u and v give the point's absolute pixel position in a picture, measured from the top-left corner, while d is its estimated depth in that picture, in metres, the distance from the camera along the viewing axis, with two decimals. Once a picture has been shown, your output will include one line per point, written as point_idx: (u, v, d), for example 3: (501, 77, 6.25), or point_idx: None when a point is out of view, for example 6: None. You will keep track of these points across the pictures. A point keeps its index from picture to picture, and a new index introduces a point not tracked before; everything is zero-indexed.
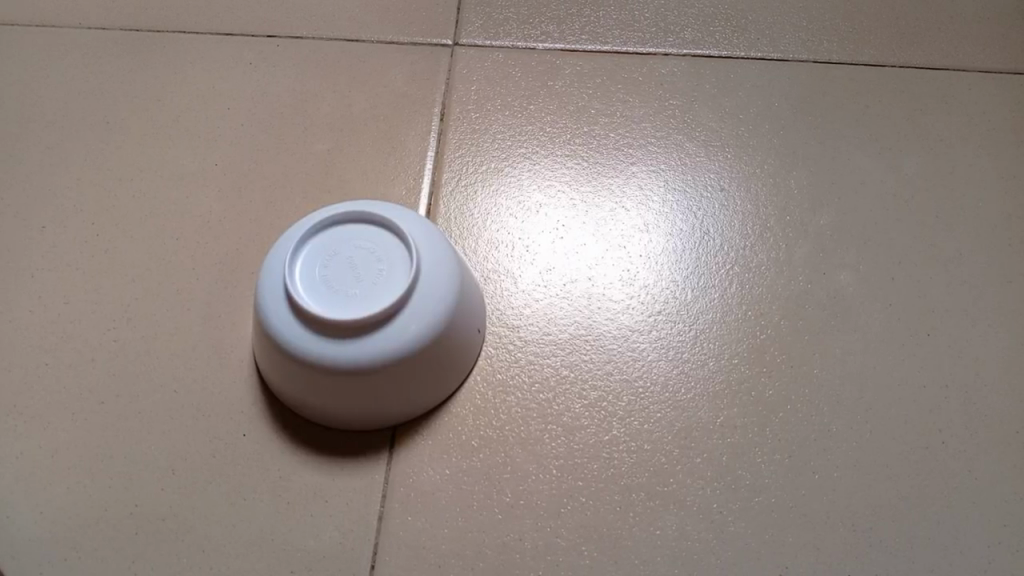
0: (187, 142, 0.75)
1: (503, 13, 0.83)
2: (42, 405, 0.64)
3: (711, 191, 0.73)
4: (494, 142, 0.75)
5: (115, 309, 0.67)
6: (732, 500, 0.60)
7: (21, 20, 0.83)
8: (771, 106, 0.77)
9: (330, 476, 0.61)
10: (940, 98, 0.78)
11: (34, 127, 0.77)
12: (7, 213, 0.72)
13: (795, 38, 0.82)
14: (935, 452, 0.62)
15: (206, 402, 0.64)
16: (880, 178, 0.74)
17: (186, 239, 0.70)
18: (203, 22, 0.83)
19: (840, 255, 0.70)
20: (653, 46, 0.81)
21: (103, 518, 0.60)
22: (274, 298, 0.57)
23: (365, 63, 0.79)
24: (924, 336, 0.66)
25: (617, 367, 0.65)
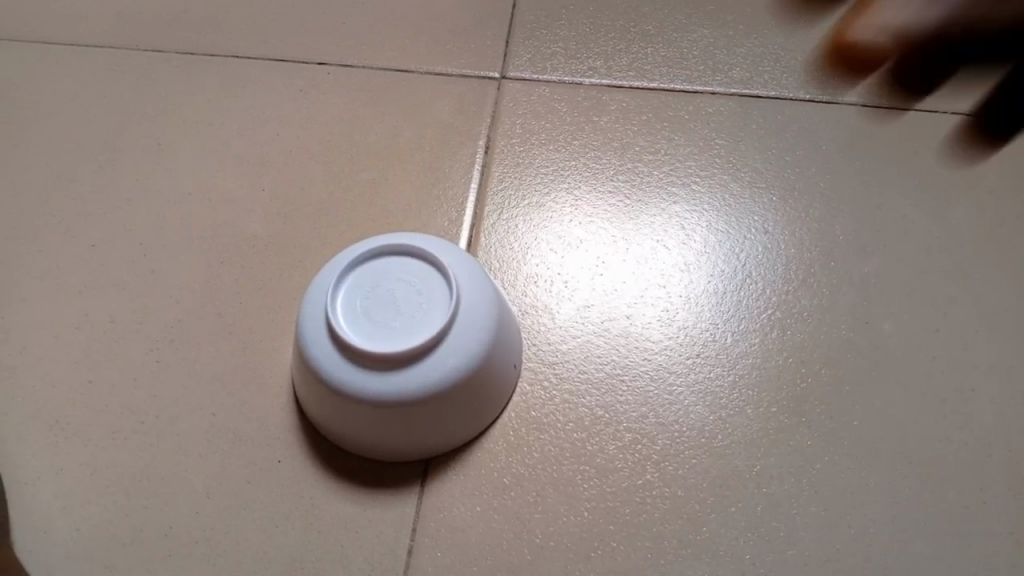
0: (236, 165, 0.77)
1: (551, 47, 0.83)
2: (84, 421, 0.65)
3: (755, 233, 0.72)
4: (537, 176, 0.75)
5: (159, 329, 0.69)
6: (766, 552, 0.59)
7: (81, 39, 0.85)
8: (819, 149, 0.77)
9: (362, 507, 0.61)
10: (993, 145, 0.77)
11: (89, 145, 0.79)
12: (59, 229, 0.74)
13: (846, 80, 0.81)
14: (977, 512, 0.60)
15: (244, 426, 0.64)
16: (928, 226, 0.73)
17: (231, 263, 0.71)
18: (257, 48, 0.84)
19: (884, 304, 0.69)
20: (700, 85, 0.81)
21: (138, 537, 0.61)
22: (314, 327, 0.58)
23: (412, 93, 0.80)
24: (969, 391, 0.65)
25: (653, 409, 0.64)
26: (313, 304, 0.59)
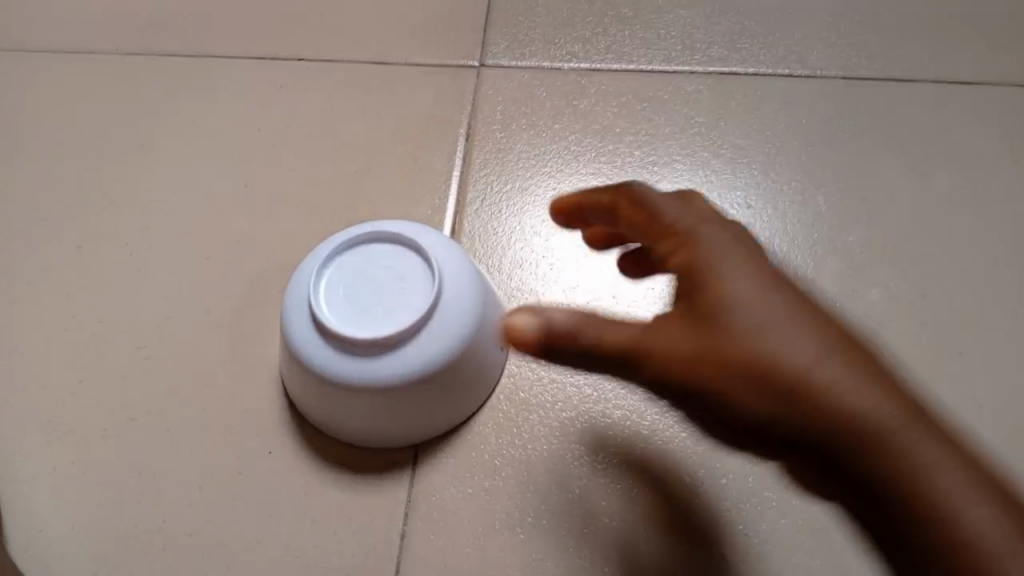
0: (218, 163, 0.77)
1: (529, 33, 0.83)
2: (74, 421, 0.65)
3: (738, 209, 0.72)
4: (519, 161, 0.76)
5: (147, 327, 0.69)
6: (759, 522, 0.59)
7: (61, 46, 0.86)
8: (799, 122, 0.77)
9: (354, 494, 0.61)
10: (972, 112, 0.77)
11: (72, 149, 0.79)
12: (45, 233, 0.74)
13: (824, 53, 0.81)
14: None
15: (234, 419, 0.65)
16: (910, 194, 0.73)
17: (217, 259, 0.72)
18: (236, 46, 0.84)
19: (869, 272, 0.69)
20: (679, 64, 0.81)
21: (132, 533, 0.61)
22: (298, 316, 0.58)
23: (392, 85, 0.81)
24: (956, 355, 0.65)
25: None
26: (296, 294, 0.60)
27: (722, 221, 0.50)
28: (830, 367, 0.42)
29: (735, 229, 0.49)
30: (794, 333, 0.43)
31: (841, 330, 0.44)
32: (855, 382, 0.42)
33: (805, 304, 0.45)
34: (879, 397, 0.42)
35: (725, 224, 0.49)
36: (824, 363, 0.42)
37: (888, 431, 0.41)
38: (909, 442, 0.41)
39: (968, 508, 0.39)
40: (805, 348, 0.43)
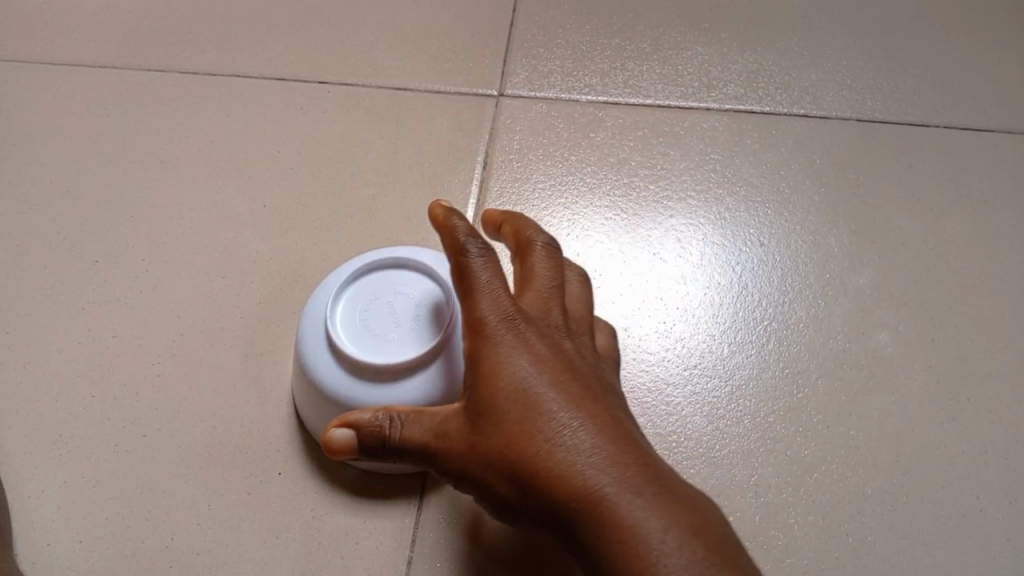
0: (237, 183, 0.78)
1: (548, 65, 0.85)
2: (85, 435, 0.65)
3: (750, 246, 0.73)
4: (534, 191, 0.76)
5: (161, 344, 0.69)
6: (764, 561, 0.59)
7: (86, 61, 0.87)
8: (813, 163, 0.78)
9: (363, 518, 0.62)
10: (984, 159, 0.78)
11: (93, 164, 0.80)
12: (64, 247, 0.75)
13: (839, 95, 0.82)
14: (974, 520, 0.61)
15: (245, 438, 0.65)
16: (921, 239, 0.74)
17: (233, 278, 0.72)
18: (259, 67, 0.86)
19: (879, 314, 0.70)
20: (696, 101, 0.82)
21: (139, 550, 0.61)
22: (315, 338, 0.59)
23: (411, 111, 0.82)
24: (963, 401, 0.66)
25: (650, 420, 0.65)
26: (315, 315, 0.60)
27: (535, 304, 0.50)
28: (573, 447, 0.43)
29: (536, 313, 0.49)
30: (544, 423, 0.44)
31: (598, 418, 0.45)
32: (584, 467, 0.43)
33: (554, 391, 0.45)
34: (596, 474, 0.42)
35: (506, 305, 0.48)
36: (530, 451, 0.44)
37: (627, 520, 0.41)
38: (628, 518, 0.41)
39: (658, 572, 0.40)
40: (581, 439, 0.44)
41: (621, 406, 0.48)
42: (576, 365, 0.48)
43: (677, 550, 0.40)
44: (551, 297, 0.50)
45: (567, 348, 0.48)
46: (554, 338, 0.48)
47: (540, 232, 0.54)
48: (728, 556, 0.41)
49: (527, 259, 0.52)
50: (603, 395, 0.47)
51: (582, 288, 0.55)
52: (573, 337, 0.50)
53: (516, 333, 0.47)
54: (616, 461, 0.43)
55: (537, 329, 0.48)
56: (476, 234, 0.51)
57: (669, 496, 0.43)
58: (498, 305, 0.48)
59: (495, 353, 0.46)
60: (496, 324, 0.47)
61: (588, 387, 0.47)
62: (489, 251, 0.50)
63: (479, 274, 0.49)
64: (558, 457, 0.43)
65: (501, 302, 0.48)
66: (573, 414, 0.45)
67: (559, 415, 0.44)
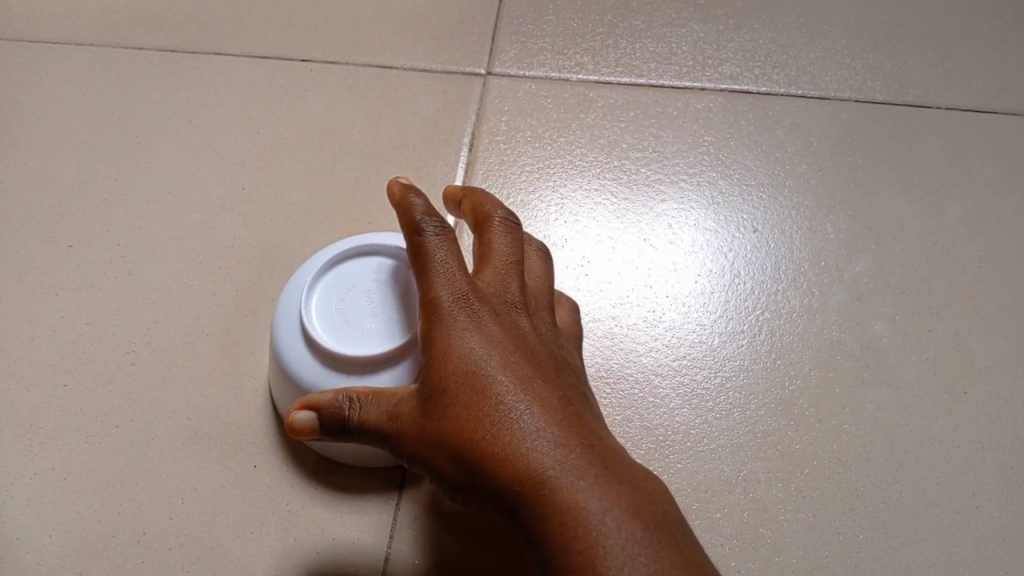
0: (216, 165, 0.75)
1: (537, 43, 0.82)
2: (56, 425, 0.63)
3: (744, 232, 0.71)
4: (522, 173, 0.74)
5: (135, 332, 0.67)
6: (752, 559, 0.57)
7: (61, 38, 0.84)
8: (810, 146, 0.75)
9: (339, 513, 0.60)
10: (987, 142, 0.75)
11: (67, 144, 0.77)
12: (36, 230, 0.72)
13: (838, 75, 0.79)
14: (969, 519, 0.59)
15: (221, 430, 0.63)
16: (921, 225, 0.71)
17: (210, 263, 0.70)
18: (239, 44, 0.83)
19: (875, 304, 0.68)
20: (690, 81, 0.79)
21: (110, 545, 0.59)
22: (287, 324, 0.57)
23: (395, 91, 0.79)
24: (961, 394, 0.64)
25: (638, 413, 0.62)
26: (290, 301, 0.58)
27: (492, 282, 0.48)
28: (519, 429, 0.42)
29: (493, 292, 0.48)
30: (492, 403, 0.43)
31: (549, 399, 0.44)
32: (529, 449, 0.42)
33: (504, 371, 0.44)
34: (541, 454, 0.41)
35: (461, 285, 0.47)
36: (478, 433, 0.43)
37: (568, 502, 0.40)
38: (569, 500, 0.40)
39: (598, 556, 0.38)
40: (529, 420, 0.43)
41: (576, 388, 0.47)
42: (530, 345, 0.47)
43: (618, 535, 0.39)
44: (510, 274, 0.49)
45: (523, 327, 0.47)
46: (510, 317, 0.47)
47: (501, 209, 0.53)
48: (671, 541, 0.40)
49: (486, 237, 0.51)
50: (558, 376, 0.46)
51: (542, 263, 0.53)
52: (531, 316, 0.49)
53: (470, 312, 0.46)
54: (563, 442, 0.42)
55: (491, 309, 0.47)
56: (434, 213, 0.50)
57: (615, 478, 0.41)
58: (452, 285, 0.47)
59: (448, 333, 0.46)
60: (450, 304, 0.46)
61: (542, 368, 0.46)
62: (447, 230, 0.49)
63: (435, 253, 0.48)
64: (503, 439, 0.42)
65: (456, 282, 0.47)
66: (523, 395, 0.43)
67: (507, 396, 0.43)
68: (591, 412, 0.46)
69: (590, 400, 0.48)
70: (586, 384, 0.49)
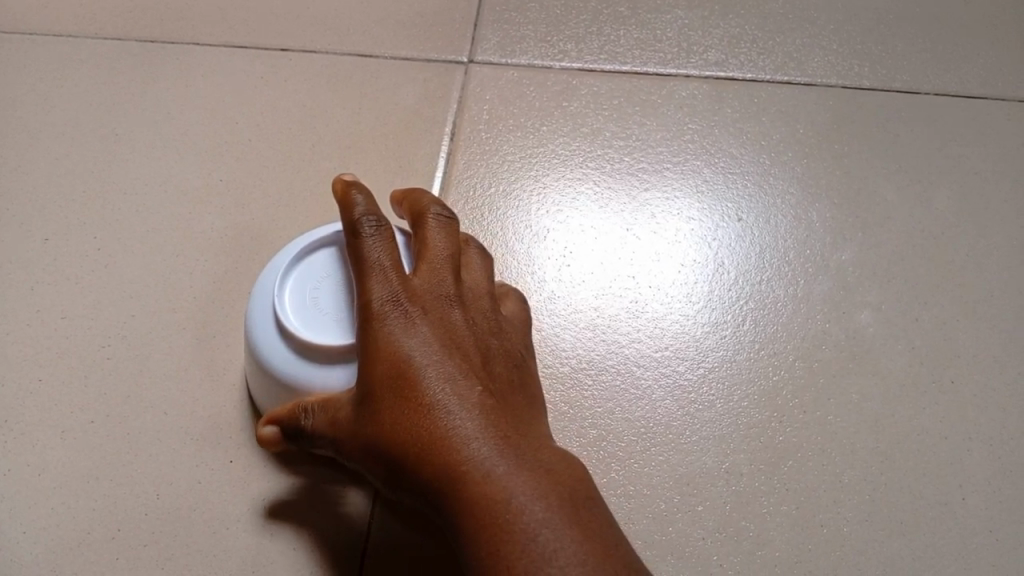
0: (194, 157, 0.74)
1: (521, 30, 0.80)
2: (30, 421, 0.62)
3: (728, 221, 0.70)
4: (504, 162, 0.73)
5: (112, 326, 0.66)
6: (735, 553, 0.56)
7: (38, 29, 0.83)
8: (796, 133, 0.74)
9: (316, 510, 0.59)
10: (977, 127, 0.74)
11: (44, 137, 0.76)
12: (12, 224, 0.71)
13: (826, 61, 0.78)
14: (956, 510, 0.58)
15: (196, 426, 0.62)
16: (908, 213, 0.70)
17: (189, 256, 0.69)
18: (218, 34, 0.82)
19: (861, 293, 0.67)
20: (675, 68, 0.78)
21: (84, 542, 0.58)
22: (258, 310, 0.55)
23: (376, 80, 0.78)
24: (947, 384, 0.63)
25: (620, 405, 0.62)
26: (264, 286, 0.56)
27: (426, 277, 0.49)
28: (443, 426, 0.44)
29: (426, 288, 0.49)
30: (416, 404, 0.45)
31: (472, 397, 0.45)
32: (450, 448, 0.44)
33: (431, 372, 0.46)
34: (461, 454, 0.43)
35: (394, 285, 0.48)
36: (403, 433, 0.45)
37: (484, 496, 0.42)
38: (483, 494, 0.42)
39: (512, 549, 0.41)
40: (451, 420, 0.44)
41: (507, 377, 0.48)
42: (461, 341, 0.48)
43: (526, 523, 0.41)
44: (446, 269, 0.50)
45: (455, 321, 0.48)
46: (443, 312, 0.48)
47: (438, 205, 0.53)
48: (581, 526, 0.42)
49: (423, 231, 0.52)
50: (487, 369, 0.48)
51: (482, 254, 0.54)
52: (466, 307, 0.50)
53: (401, 312, 0.47)
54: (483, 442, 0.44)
55: (424, 306, 0.48)
56: (373, 211, 0.50)
57: (530, 469, 0.44)
58: (385, 285, 0.48)
59: (379, 333, 0.47)
60: (382, 304, 0.47)
61: (470, 363, 0.47)
62: (385, 228, 0.50)
63: (370, 254, 0.49)
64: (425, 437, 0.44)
65: (389, 283, 0.48)
66: (447, 393, 0.45)
67: (433, 394, 0.45)
68: (519, 403, 0.48)
69: (524, 386, 0.49)
70: (521, 367, 0.50)
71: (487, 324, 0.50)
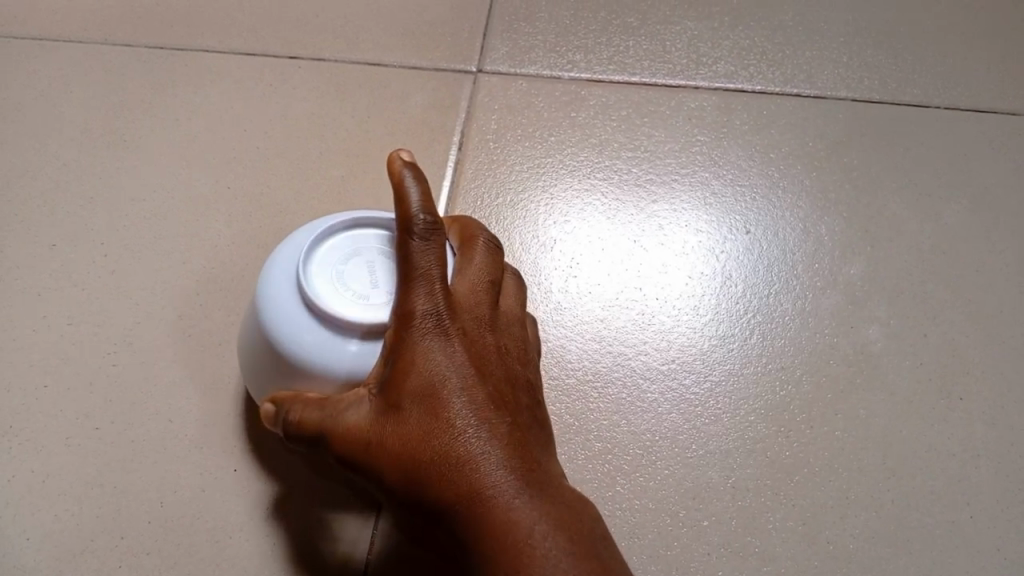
0: (202, 163, 0.74)
1: (529, 40, 0.80)
2: (33, 427, 0.62)
3: (736, 234, 0.69)
4: (512, 173, 0.73)
5: (117, 333, 0.66)
6: (739, 568, 0.56)
7: (48, 35, 0.83)
8: (805, 146, 0.74)
9: (318, 520, 0.59)
10: (987, 141, 0.74)
11: (52, 143, 0.76)
12: (20, 229, 0.71)
13: (835, 74, 0.78)
14: (964, 527, 0.58)
15: (200, 434, 0.62)
16: (917, 227, 0.70)
17: (195, 263, 0.69)
18: (228, 42, 0.82)
19: (870, 308, 0.66)
20: (683, 79, 0.78)
21: (87, 549, 0.58)
22: (283, 270, 0.50)
23: (385, 88, 0.78)
24: (955, 401, 0.63)
25: (625, 418, 0.61)
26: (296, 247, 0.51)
27: (464, 297, 0.47)
28: (469, 452, 0.43)
29: (466, 308, 0.46)
30: (443, 426, 0.44)
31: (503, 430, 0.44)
32: (482, 484, 0.43)
33: (465, 400, 0.44)
34: (493, 490, 0.43)
35: (437, 299, 0.45)
36: (430, 455, 0.43)
37: (513, 535, 0.42)
38: (514, 535, 0.42)
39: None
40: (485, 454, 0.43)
41: (531, 409, 0.47)
42: (494, 369, 0.46)
43: (549, 555, 0.41)
44: (484, 291, 0.48)
45: (489, 346, 0.46)
46: (477, 334, 0.46)
47: (485, 231, 0.51)
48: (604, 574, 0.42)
49: (468, 251, 0.49)
50: (516, 399, 0.46)
51: (517, 287, 0.52)
52: (499, 332, 0.48)
53: (439, 328, 0.45)
54: (513, 481, 0.43)
55: (462, 326, 0.46)
56: (430, 208, 0.46)
57: (556, 511, 0.43)
58: (428, 298, 0.45)
59: (413, 348, 0.45)
60: (421, 317, 0.45)
61: (500, 391, 0.46)
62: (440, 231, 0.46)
63: (417, 259, 0.45)
64: (449, 461, 0.43)
65: (433, 295, 0.45)
66: (476, 419, 0.44)
67: (466, 422, 0.44)
68: (540, 438, 0.47)
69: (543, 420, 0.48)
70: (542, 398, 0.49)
71: (517, 352, 0.48)
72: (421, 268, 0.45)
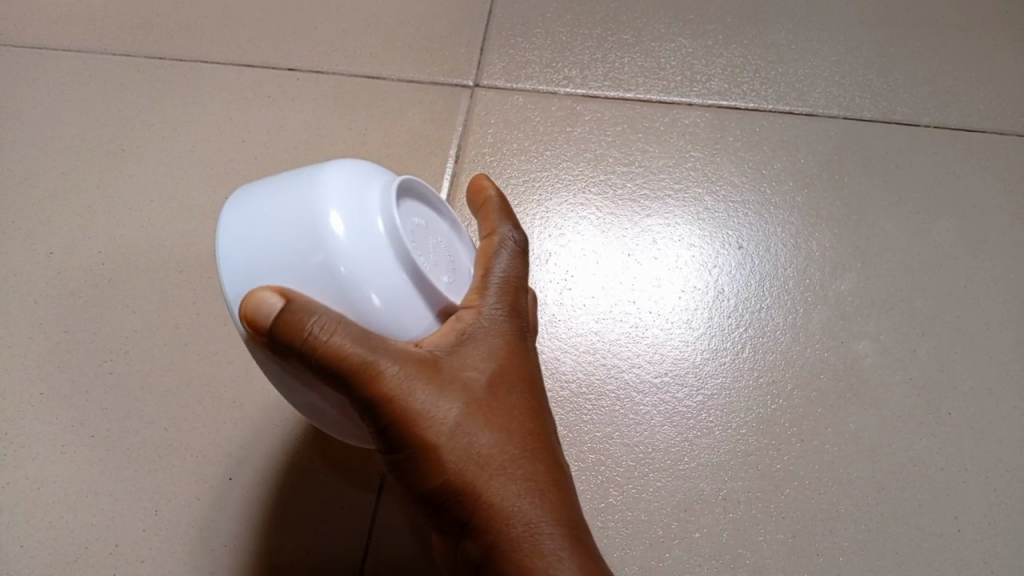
0: (200, 173, 0.75)
1: (526, 55, 0.81)
2: (30, 434, 0.63)
3: (729, 249, 0.70)
4: (508, 188, 0.73)
5: (114, 340, 0.67)
6: None
7: (48, 44, 0.84)
8: (797, 163, 0.75)
9: (314, 528, 0.60)
10: (975, 161, 0.75)
11: (51, 151, 0.77)
12: (17, 237, 0.72)
13: (828, 92, 0.79)
14: (951, 541, 0.59)
15: (197, 442, 0.63)
16: (908, 244, 0.71)
17: (192, 272, 0.69)
18: (227, 53, 0.82)
19: (860, 323, 0.67)
20: (677, 95, 0.78)
21: (83, 556, 0.59)
22: (358, 176, 0.44)
23: (382, 101, 0.78)
24: (944, 416, 0.63)
25: (617, 430, 0.62)
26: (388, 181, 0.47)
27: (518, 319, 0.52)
28: (534, 442, 0.46)
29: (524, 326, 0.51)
30: (512, 415, 0.46)
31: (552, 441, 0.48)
32: (545, 471, 0.45)
33: (532, 399, 0.47)
34: (552, 481, 0.45)
35: (518, 301, 0.49)
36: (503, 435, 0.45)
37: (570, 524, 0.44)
38: (569, 523, 0.44)
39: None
40: (546, 449, 0.46)
41: None
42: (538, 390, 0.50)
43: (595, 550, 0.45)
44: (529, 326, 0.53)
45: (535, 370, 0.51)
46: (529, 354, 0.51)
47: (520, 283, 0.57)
48: None
49: None
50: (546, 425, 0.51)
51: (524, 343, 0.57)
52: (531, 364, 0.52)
53: (517, 327, 0.48)
54: (564, 481, 0.46)
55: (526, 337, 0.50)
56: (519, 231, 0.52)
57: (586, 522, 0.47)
58: (515, 296, 0.49)
59: (498, 332, 0.47)
60: (508, 310, 0.48)
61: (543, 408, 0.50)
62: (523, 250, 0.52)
63: (510, 263, 0.49)
64: (514, 448, 0.45)
65: (516, 296, 0.49)
66: (538, 419, 0.47)
67: (532, 417, 0.47)
68: None
69: None
70: None
71: None
72: (515, 269, 0.50)
